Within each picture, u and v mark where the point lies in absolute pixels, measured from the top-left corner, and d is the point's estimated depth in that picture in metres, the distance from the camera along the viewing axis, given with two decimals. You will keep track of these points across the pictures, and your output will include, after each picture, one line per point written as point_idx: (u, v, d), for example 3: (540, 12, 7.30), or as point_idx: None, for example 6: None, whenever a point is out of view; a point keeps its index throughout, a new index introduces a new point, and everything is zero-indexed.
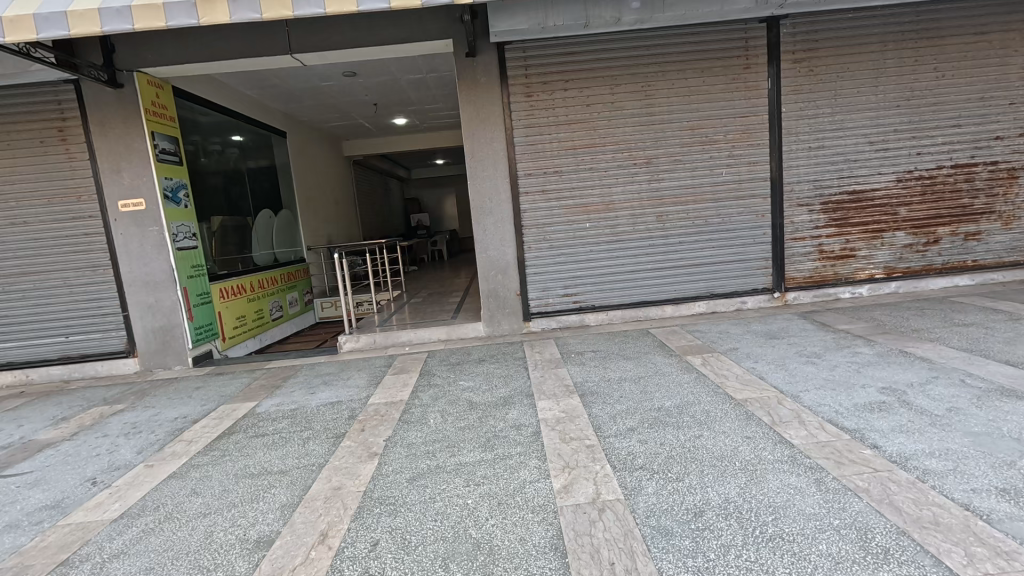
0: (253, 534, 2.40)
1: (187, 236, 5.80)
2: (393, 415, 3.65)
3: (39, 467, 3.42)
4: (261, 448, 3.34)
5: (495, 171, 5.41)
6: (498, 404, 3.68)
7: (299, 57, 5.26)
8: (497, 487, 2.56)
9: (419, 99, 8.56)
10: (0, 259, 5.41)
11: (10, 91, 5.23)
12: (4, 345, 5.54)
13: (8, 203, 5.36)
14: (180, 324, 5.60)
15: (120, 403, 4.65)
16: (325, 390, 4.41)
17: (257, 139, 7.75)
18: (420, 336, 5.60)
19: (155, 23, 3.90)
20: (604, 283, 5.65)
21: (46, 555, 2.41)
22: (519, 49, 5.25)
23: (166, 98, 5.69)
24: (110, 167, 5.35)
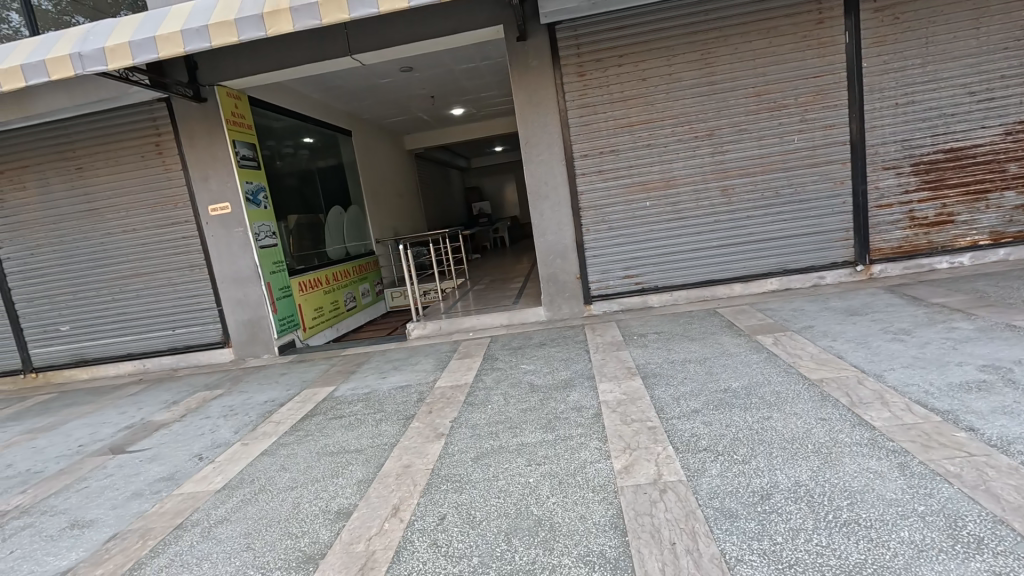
0: (334, 506, 2.62)
1: (267, 235, 6.27)
2: (458, 398, 3.80)
3: (157, 444, 3.90)
4: (339, 429, 3.60)
5: (550, 154, 5.39)
6: (560, 386, 3.72)
7: (358, 57, 5.48)
8: (558, 467, 2.61)
9: (474, 88, 8.63)
10: (116, 262, 6.14)
11: (114, 112, 5.86)
12: (124, 338, 6.31)
13: (120, 213, 6.05)
14: (266, 316, 6.10)
15: (219, 389, 5.17)
16: (395, 374, 4.65)
17: (325, 139, 8.18)
18: (483, 321, 5.75)
19: (228, 39, 4.22)
20: (667, 263, 5.49)
21: (164, 519, 2.76)
22: (570, 28, 5.15)
23: (243, 108, 6.14)
24: (200, 175, 5.88)
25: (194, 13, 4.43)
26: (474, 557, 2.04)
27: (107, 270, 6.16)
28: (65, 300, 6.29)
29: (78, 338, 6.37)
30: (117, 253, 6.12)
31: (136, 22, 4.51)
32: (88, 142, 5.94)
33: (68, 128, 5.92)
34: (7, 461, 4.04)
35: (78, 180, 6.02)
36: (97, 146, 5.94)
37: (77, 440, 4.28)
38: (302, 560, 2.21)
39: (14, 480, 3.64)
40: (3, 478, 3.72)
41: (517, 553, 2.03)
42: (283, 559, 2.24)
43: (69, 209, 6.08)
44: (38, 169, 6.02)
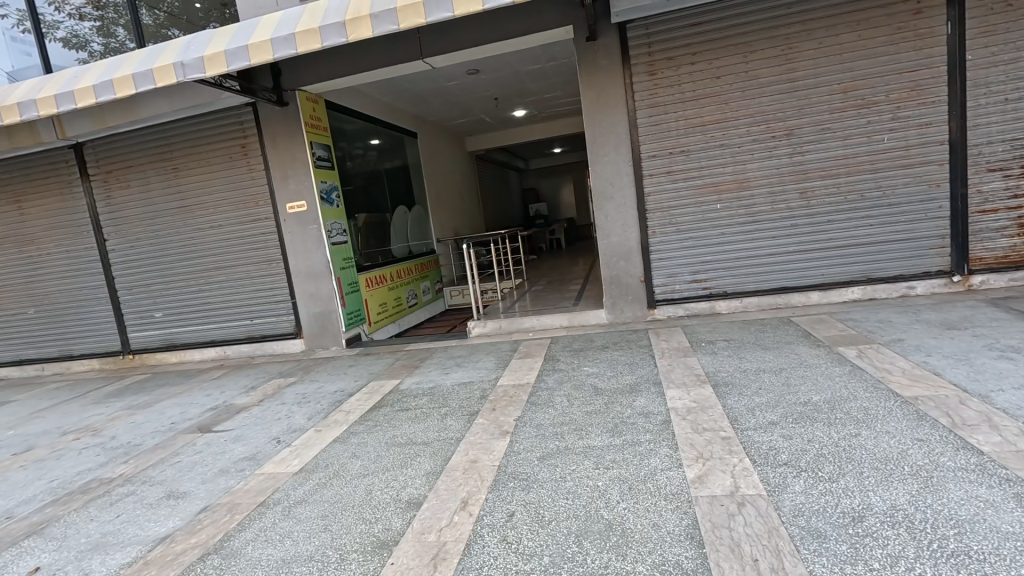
0: (404, 495, 2.69)
1: (339, 232, 6.57)
2: (521, 397, 3.81)
3: (238, 425, 4.17)
4: (406, 421, 3.71)
5: (617, 155, 5.32)
6: (625, 390, 3.66)
7: (429, 61, 5.63)
8: (627, 472, 2.56)
9: (538, 89, 8.65)
10: (203, 255, 6.63)
11: (206, 116, 6.33)
12: (208, 325, 6.80)
13: (208, 211, 6.52)
14: (335, 310, 6.38)
15: (292, 377, 5.46)
16: (457, 371, 4.74)
17: (393, 141, 8.45)
18: (543, 322, 5.75)
19: (312, 45, 4.44)
20: (737, 268, 5.28)
21: (249, 496, 2.95)
22: (642, 26, 5.06)
23: (320, 111, 6.46)
24: (280, 175, 6.24)
25: (282, 22, 4.71)
26: (545, 556, 2.04)
27: (195, 263, 6.66)
28: (159, 289, 6.86)
29: (169, 325, 6.93)
30: (205, 248, 6.61)
31: (231, 32, 4.86)
32: (183, 145, 6.45)
33: (167, 131, 6.45)
34: (111, 434, 4.45)
35: (173, 179, 6.54)
36: (190, 148, 6.44)
37: (170, 418, 4.65)
38: (377, 545, 2.29)
39: (117, 451, 4.00)
40: (108, 448, 4.09)
41: (589, 556, 2.01)
42: (359, 543, 2.33)
43: (164, 206, 6.62)
44: (140, 170, 6.61)
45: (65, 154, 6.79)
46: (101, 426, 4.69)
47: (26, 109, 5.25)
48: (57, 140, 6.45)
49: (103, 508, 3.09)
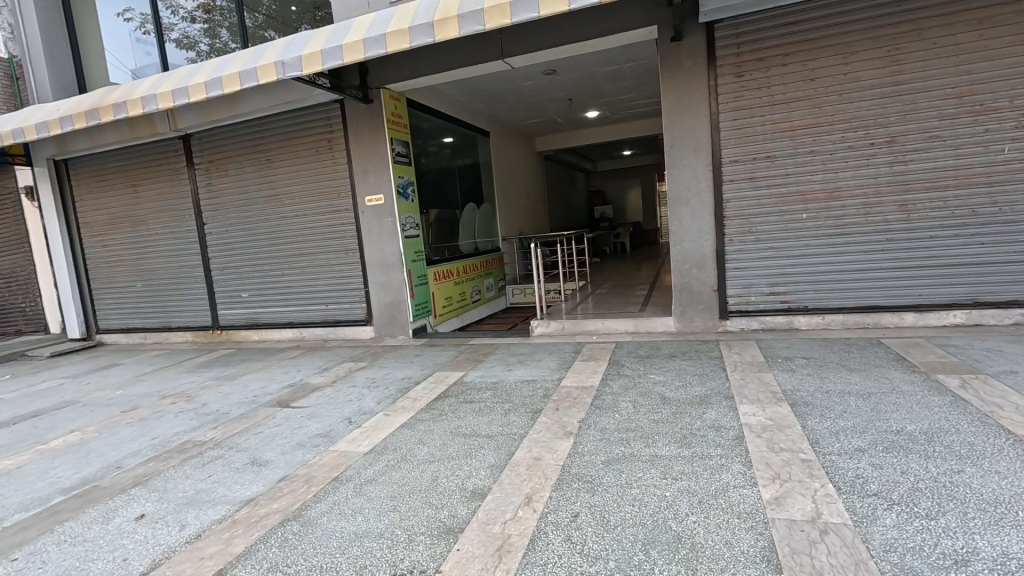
0: (469, 485, 2.76)
1: (412, 226, 6.79)
2: (584, 399, 3.79)
3: (314, 403, 4.44)
4: (469, 413, 3.79)
5: (696, 159, 5.16)
6: (694, 402, 3.54)
7: (509, 60, 5.70)
8: (697, 485, 2.49)
9: (613, 90, 8.53)
10: (287, 241, 7.08)
11: (297, 111, 6.75)
12: (288, 307, 7.26)
13: (294, 200, 6.96)
14: (404, 301, 6.62)
15: (362, 361, 5.73)
16: (519, 368, 4.79)
17: (466, 140, 8.64)
18: (607, 326, 5.69)
19: (401, 45, 4.63)
20: (821, 282, 4.97)
21: (324, 470, 3.13)
22: (731, 25, 4.87)
23: (401, 109, 6.71)
24: (361, 169, 6.54)
25: (374, 24, 4.94)
26: (610, 560, 2.02)
27: (280, 248, 7.13)
28: (246, 271, 7.40)
29: (253, 304, 7.46)
30: (289, 235, 7.05)
31: (327, 33, 5.15)
32: (276, 138, 6.92)
33: (262, 125, 6.94)
34: (203, 400, 4.87)
35: (265, 170, 7.03)
36: (281, 141, 6.89)
37: (252, 391, 5.02)
38: (443, 530, 2.36)
39: (208, 417, 4.37)
40: (200, 414, 4.48)
41: (657, 567, 1.97)
42: (426, 526, 2.41)
43: (256, 194, 7.13)
44: (237, 160, 7.16)
45: (175, 144, 7.48)
46: (194, 393, 5.14)
47: (147, 102, 5.82)
48: (170, 131, 7.11)
49: (196, 467, 3.38)
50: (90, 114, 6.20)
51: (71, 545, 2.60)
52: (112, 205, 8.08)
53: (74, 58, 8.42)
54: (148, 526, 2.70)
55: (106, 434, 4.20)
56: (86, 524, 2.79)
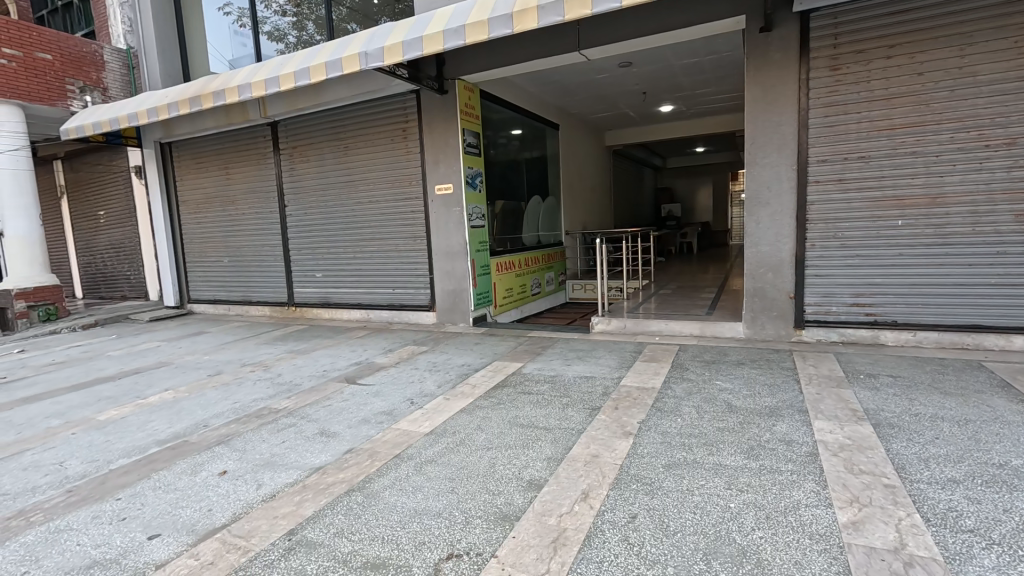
0: (526, 475, 2.78)
1: (478, 217, 6.87)
2: (645, 400, 3.71)
3: (379, 381, 4.64)
4: (527, 404, 3.82)
5: (779, 158, 4.88)
6: (764, 412, 3.37)
7: (586, 52, 5.61)
8: (764, 500, 2.37)
9: (691, 84, 8.20)
10: (360, 226, 7.40)
11: (375, 101, 7.00)
12: (357, 288, 7.61)
13: (368, 187, 7.25)
14: (467, 290, 6.74)
15: (424, 346, 5.90)
16: (578, 363, 4.76)
17: (536, 132, 8.63)
18: (671, 328, 5.54)
19: (480, 37, 4.67)
20: (913, 296, 4.57)
21: (387, 446, 3.26)
22: (829, 15, 4.54)
23: (475, 100, 6.78)
24: (432, 159, 6.70)
25: (455, 15, 5.01)
26: (669, 566, 1.98)
27: (353, 232, 7.47)
28: (321, 252, 7.81)
29: (326, 285, 7.87)
30: (362, 220, 7.37)
31: (409, 25, 5.28)
32: (355, 127, 7.22)
33: (343, 114, 7.27)
34: (278, 371, 5.21)
35: (343, 157, 7.37)
36: (360, 130, 7.19)
37: (323, 365, 5.32)
38: (499, 516, 2.39)
39: (282, 386, 4.68)
40: (276, 383, 4.80)
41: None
42: (483, 511, 2.45)
43: (334, 180, 7.50)
44: (319, 147, 7.54)
45: (264, 131, 8.00)
46: (271, 364, 5.51)
47: (242, 90, 6.24)
48: (261, 118, 7.61)
49: (271, 432, 3.63)
50: (193, 101, 6.74)
51: (164, 491, 2.87)
52: (207, 185, 8.78)
53: (180, 50, 9.17)
54: (229, 482, 2.93)
55: (194, 395, 4.58)
56: (177, 474, 3.07)
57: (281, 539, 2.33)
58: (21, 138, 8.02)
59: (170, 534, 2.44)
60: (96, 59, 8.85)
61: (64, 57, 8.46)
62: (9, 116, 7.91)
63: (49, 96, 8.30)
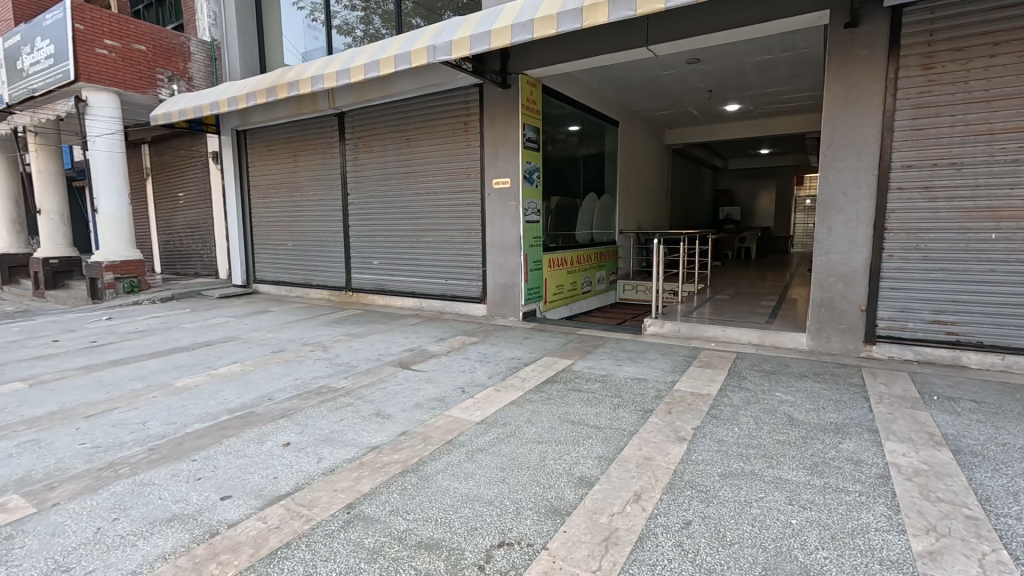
0: (577, 471, 2.77)
1: (534, 211, 6.86)
2: (700, 407, 3.61)
3: (431, 368, 4.76)
4: (578, 401, 3.81)
5: (857, 162, 4.62)
6: (828, 429, 3.21)
7: (654, 47, 5.49)
8: (829, 519, 2.26)
9: (762, 82, 7.84)
10: (418, 216, 7.57)
11: (438, 94, 7.13)
12: (411, 277, 7.81)
13: (427, 178, 7.41)
14: (518, 284, 6.77)
15: (474, 337, 5.99)
16: (630, 364, 4.69)
17: (595, 128, 8.53)
18: (729, 334, 5.36)
19: (548, 31, 4.66)
20: (1003, 316, 4.22)
21: (439, 432, 3.34)
22: (925, 10, 4.23)
23: (537, 95, 6.77)
24: (491, 153, 6.74)
25: (524, 9, 5.02)
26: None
27: (410, 222, 7.66)
28: (379, 240, 8.06)
29: (382, 272, 8.12)
30: (420, 210, 7.54)
31: (478, 18, 5.34)
32: (417, 119, 7.39)
33: (407, 106, 7.45)
34: (336, 352, 5.43)
35: (405, 148, 7.56)
36: (422, 122, 7.35)
37: (378, 349, 5.51)
38: (550, 510, 2.40)
39: (339, 367, 4.88)
40: (334, 363, 5.01)
41: None
42: (533, 503, 2.47)
43: (395, 170, 7.71)
44: (382, 138, 7.77)
45: (332, 121, 8.32)
46: (330, 345, 5.75)
47: (315, 82, 6.50)
48: (329, 108, 7.93)
49: (331, 410, 3.79)
50: (270, 92, 7.09)
51: (235, 457, 3.06)
52: (276, 172, 9.23)
53: (258, 42, 9.66)
54: (292, 453, 3.09)
55: (260, 369, 4.85)
56: (245, 442, 3.26)
57: (341, 511, 2.44)
58: (117, 123, 8.71)
59: (240, 496, 2.60)
60: (184, 50, 9.47)
61: (156, 48, 9.11)
62: (107, 102, 8.61)
63: (141, 84, 8.95)
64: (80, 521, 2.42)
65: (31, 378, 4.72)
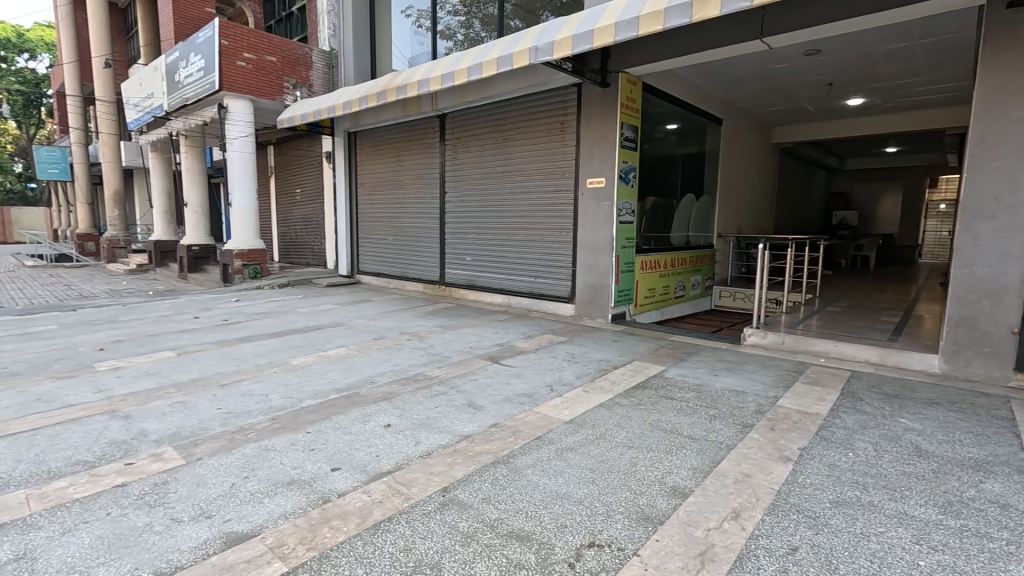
0: (669, 481, 2.69)
1: (628, 212, 6.71)
2: (807, 426, 3.35)
3: (519, 364, 4.85)
4: (671, 409, 3.69)
5: (1015, 162, 4.00)
6: (966, 465, 2.83)
7: (769, 40, 5.16)
8: (966, 566, 2.00)
9: (894, 73, 7.05)
10: (510, 214, 7.73)
11: (537, 95, 7.22)
12: (501, 273, 8.00)
13: (522, 178, 7.53)
14: (609, 286, 6.67)
15: (561, 336, 6.01)
16: (727, 375, 4.46)
17: (696, 126, 8.16)
18: (842, 351, 4.91)
19: (654, 28, 4.54)
20: None
21: (529, 427, 3.40)
22: None
23: (637, 93, 6.60)
24: (587, 152, 6.70)
25: (629, 5, 4.92)
26: None
27: (503, 220, 7.83)
28: (472, 237, 8.34)
29: (474, 268, 8.40)
30: (513, 209, 7.69)
31: (581, 17, 5.32)
32: (515, 119, 7.53)
33: (506, 107, 7.62)
34: (430, 342, 5.72)
35: (501, 147, 7.75)
36: (519, 122, 7.48)
37: (468, 342, 5.71)
38: (641, 517, 2.36)
39: (433, 357, 5.13)
40: (428, 353, 5.28)
41: None
42: (623, 508, 2.43)
43: (491, 169, 7.92)
44: (481, 139, 8.02)
45: (434, 123, 8.73)
46: (424, 335, 6.07)
47: (422, 86, 6.84)
48: (432, 110, 8.36)
49: (426, 396, 4.01)
50: (380, 96, 7.59)
51: (343, 432, 3.34)
52: (381, 170, 9.86)
53: (371, 50, 10.39)
54: (392, 435, 3.30)
55: (363, 354, 5.24)
56: (350, 421, 3.53)
57: (437, 493, 2.58)
58: (249, 127, 9.80)
59: (348, 470, 2.83)
60: (307, 60, 10.42)
61: (284, 59, 10.09)
62: (243, 109, 9.70)
63: (271, 92, 9.98)
64: (218, 475, 2.77)
65: (179, 348, 5.47)
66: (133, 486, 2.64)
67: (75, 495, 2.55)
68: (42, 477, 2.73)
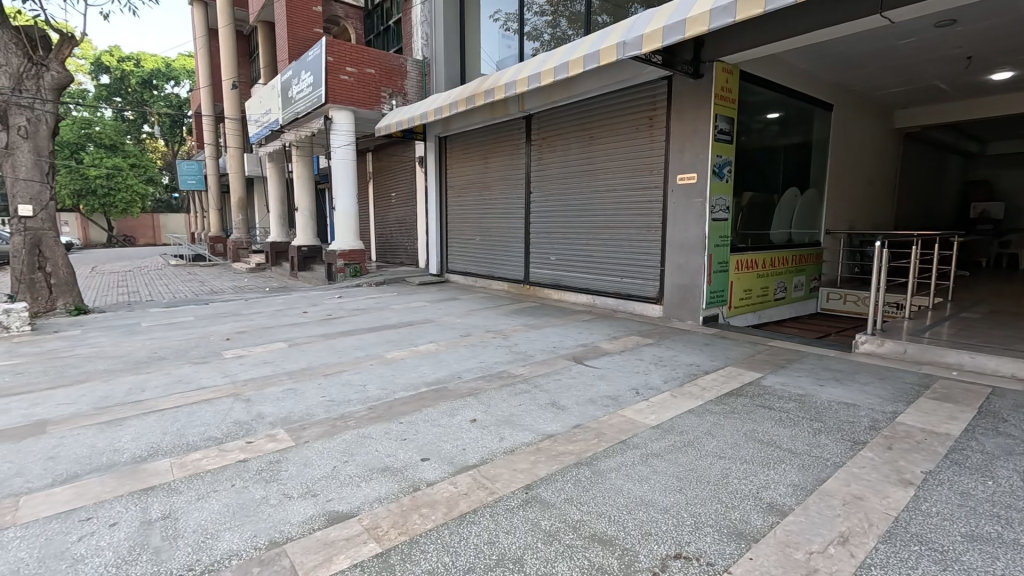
0: (766, 496, 2.52)
1: (722, 208, 6.33)
2: (934, 447, 2.96)
3: (603, 365, 4.78)
4: (768, 420, 3.44)
5: None
6: None
7: (890, 13, 4.62)
8: None
9: None
10: (596, 213, 7.63)
11: (624, 91, 7.06)
12: (586, 273, 7.94)
13: (607, 176, 7.41)
14: (700, 286, 6.34)
15: (648, 338, 5.83)
16: (835, 386, 4.06)
17: (801, 114, 7.51)
18: (979, 364, 4.29)
19: (753, 11, 4.24)
20: None
21: (613, 430, 3.34)
22: None
23: (733, 81, 6.22)
24: (678, 147, 6.42)
25: None
26: None
27: (588, 219, 7.75)
28: (557, 236, 8.35)
29: (558, 267, 8.41)
30: (598, 207, 7.58)
31: (673, 7, 5.11)
32: (601, 116, 7.42)
33: (592, 104, 7.52)
34: (514, 340, 5.82)
35: (587, 146, 7.68)
36: (606, 119, 7.36)
37: (552, 341, 5.73)
38: (733, 532, 2.23)
39: (517, 355, 5.21)
40: (512, 351, 5.37)
41: None
42: (713, 521, 2.32)
43: (576, 168, 7.87)
44: (567, 138, 7.98)
45: (519, 124, 8.87)
46: (509, 333, 6.18)
47: (509, 88, 6.97)
48: (518, 112, 8.51)
49: (510, 394, 4.08)
50: (468, 100, 7.84)
51: (431, 424, 3.50)
52: (469, 173, 10.18)
53: (461, 57, 10.77)
54: (477, 430, 3.40)
55: (450, 350, 5.45)
56: (438, 414, 3.69)
57: (520, 490, 2.61)
58: (350, 136, 10.55)
59: (436, 461, 2.96)
60: (402, 70, 11.01)
61: (382, 70, 10.73)
62: (345, 119, 10.46)
63: (369, 102, 10.65)
64: (322, 458, 3.03)
65: (291, 339, 6.05)
66: (252, 462, 2.97)
67: (207, 466, 2.92)
68: (182, 448, 3.16)
